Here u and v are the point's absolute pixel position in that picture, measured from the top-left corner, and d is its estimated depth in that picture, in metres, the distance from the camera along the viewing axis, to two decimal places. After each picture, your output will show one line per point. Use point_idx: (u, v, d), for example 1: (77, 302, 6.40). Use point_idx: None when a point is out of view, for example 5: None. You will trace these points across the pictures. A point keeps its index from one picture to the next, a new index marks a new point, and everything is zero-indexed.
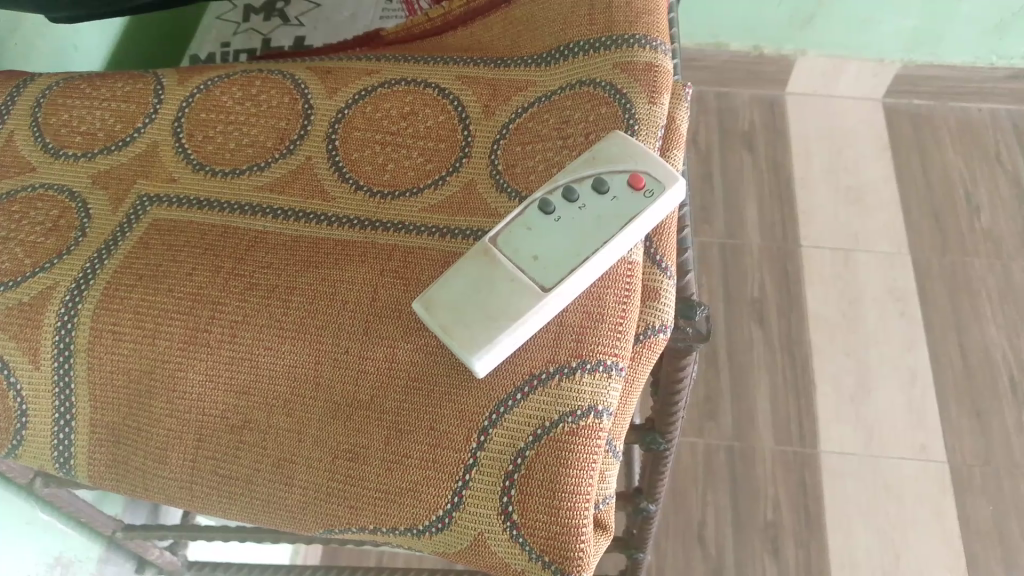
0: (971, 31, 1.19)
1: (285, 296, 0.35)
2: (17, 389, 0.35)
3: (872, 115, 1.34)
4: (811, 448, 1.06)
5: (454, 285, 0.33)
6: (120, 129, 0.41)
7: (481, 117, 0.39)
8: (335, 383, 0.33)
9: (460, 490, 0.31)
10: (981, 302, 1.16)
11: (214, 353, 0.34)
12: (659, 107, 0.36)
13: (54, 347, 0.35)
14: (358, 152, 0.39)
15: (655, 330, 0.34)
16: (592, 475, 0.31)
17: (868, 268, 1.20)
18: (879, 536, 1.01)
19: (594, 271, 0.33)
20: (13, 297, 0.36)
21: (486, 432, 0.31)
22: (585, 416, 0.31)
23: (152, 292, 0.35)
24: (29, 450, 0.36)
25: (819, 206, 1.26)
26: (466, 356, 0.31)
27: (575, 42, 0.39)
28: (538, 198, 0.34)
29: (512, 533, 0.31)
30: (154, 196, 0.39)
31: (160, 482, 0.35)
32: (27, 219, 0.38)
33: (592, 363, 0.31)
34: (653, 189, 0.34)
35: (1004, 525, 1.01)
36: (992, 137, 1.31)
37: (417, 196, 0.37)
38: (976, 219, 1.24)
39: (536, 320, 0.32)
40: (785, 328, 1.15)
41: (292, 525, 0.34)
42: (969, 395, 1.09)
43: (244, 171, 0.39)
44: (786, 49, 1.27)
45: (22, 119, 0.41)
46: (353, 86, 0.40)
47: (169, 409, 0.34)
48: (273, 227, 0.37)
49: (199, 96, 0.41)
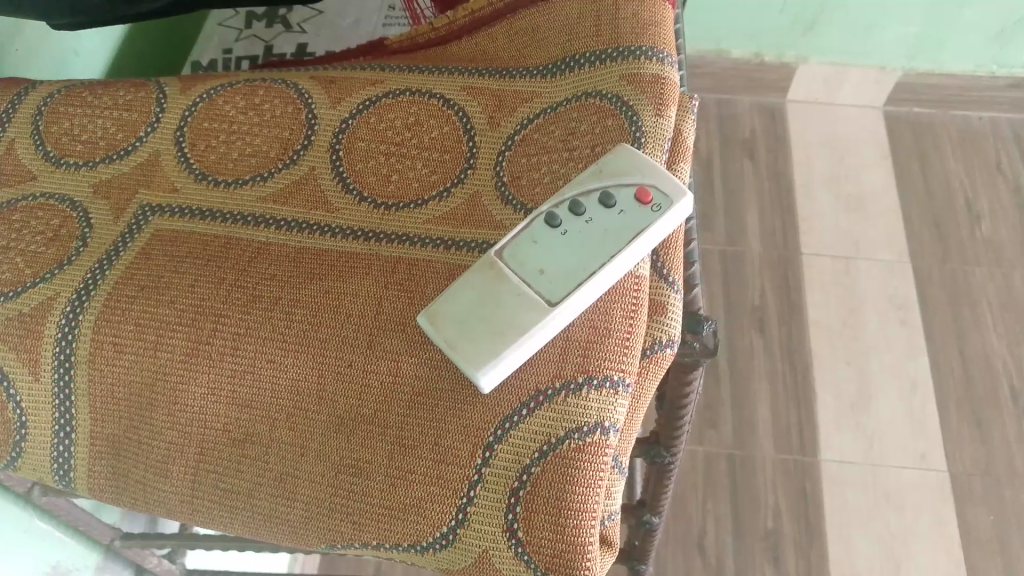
0: (972, 39, 1.19)
1: (287, 308, 0.34)
2: (16, 401, 0.35)
3: (872, 123, 1.34)
4: (812, 457, 1.06)
5: (459, 300, 0.33)
6: (122, 138, 0.40)
7: (486, 128, 0.38)
8: (338, 397, 0.33)
9: (464, 507, 0.31)
10: (981, 310, 1.16)
11: (216, 365, 0.33)
12: (665, 120, 0.36)
13: (55, 359, 0.35)
14: (362, 163, 0.38)
15: (662, 345, 0.34)
16: (598, 491, 0.30)
17: (868, 275, 1.20)
18: (880, 545, 1.00)
19: (601, 285, 0.32)
20: (14, 308, 0.36)
21: (490, 448, 0.31)
22: (591, 432, 0.31)
23: (153, 304, 0.35)
24: (28, 462, 0.36)
25: (820, 213, 1.26)
26: (470, 370, 0.31)
27: (582, 53, 0.38)
28: (544, 211, 0.34)
29: (517, 551, 0.30)
30: (156, 207, 0.39)
31: (161, 495, 0.34)
32: (28, 228, 0.38)
33: (599, 379, 0.31)
34: (661, 203, 0.34)
35: (1005, 535, 1.00)
36: (992, 145, 1.31)
37: (421, 208, 0.37)
38: (977, 227, 1.23)
39: (542, 335, 0.31)
40: (786, 335, 1.15)
41: (294, 540, 0.33)
42: (970, 403, 1.09)
43: (247, 182, 0.39)
44: (788, 56, 1.27)
45: (23, 127, 0.41)
46: (357, 96, 0.40)
47: (170, 422, 0.34)
48: (277, 239, 0.37)
49: (202, 105, 0.41)
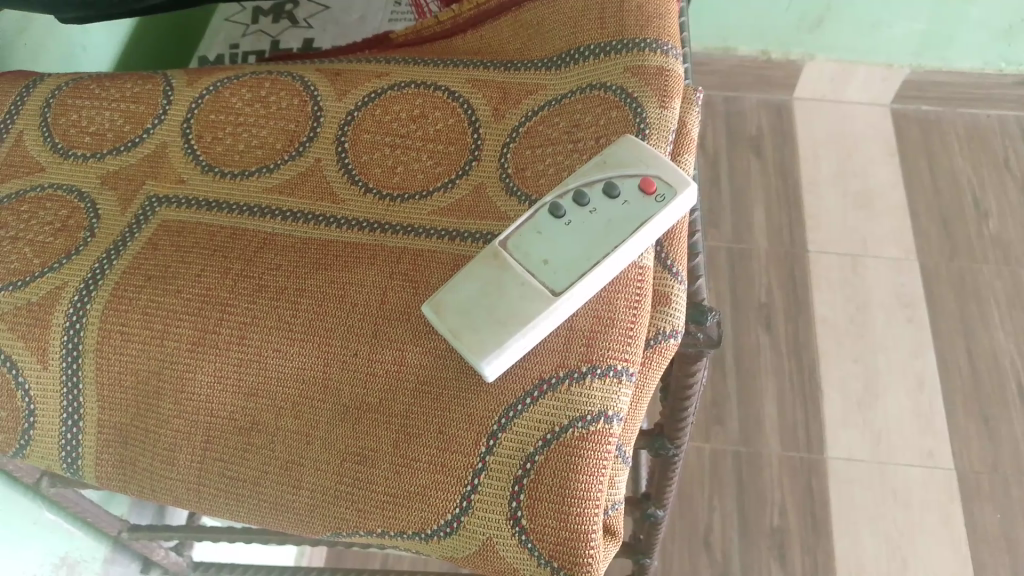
0: (980, 36, 1.18)
1: (293, 298, 0.35)
2: (24, 389, 0.35)
3: (879, 120, 1.34)
4: (818, 455, 1.05)
5: (464, 290, 0.33)
6: (129, 130, 0.41)
7: (491, 120, 0.38)
8: (343, 387, 0.33)
9: (468, 495, 0.31)
10: (989, 307, 1.16)
11: (222, 354, 0.34)
12: (670, 111, 0.36)
13: (63, 348, 0.35)
14: (368, 155, 0.39)
15: (665, 335, 0.34)
16: (601, 480, 0.30)
17: (875, 272, 1.19)
18: (887, 544, 1.00)
19: (606, 274, 0.32)
20: (23, 297, 0.36)
21: (494, 436, 0.31)
22: (595, 421, 0.31)
23: (159, 294, 0.35)
24: (36, 450, 0.36)
25: (826, 209, 1.25)
26: (475, 360, 0.31)
27: (586, 45, 0.38)
28: (548, 202, 0.34)
29: (520, 539, 0.31)
30: (163, 198, 0.39)
31: (168, 483, 0.34)
32: (36, 219, 0.38)
33: (602, 368, 0.31)
34: (665, 193, 0.34)
35: (1012, 533, 1.00)
36: (1000, 142, 1.31)
37: (426, 199, 0.37)
38: (985, 224, 1.23)
39: (546, 324, 0.31)
40: (792, 332, 1.15)
41: (298, 528, 0.33)
42: (977, 401, 1.08)
43: (253, 173, 0.39)
44: (794, 53, 1.27)
45: (31, 119, 0.41)
46: (362, 88, 0.40)
47: (176, 410, 0.34)
48: (282, 229, 0.37)
49: (209, 98, 0.41)
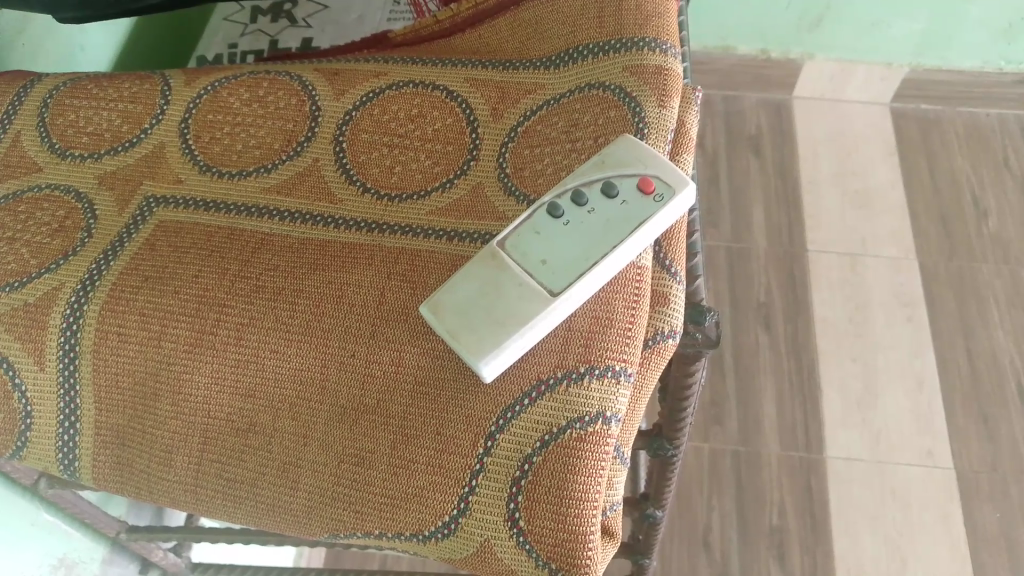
0: (979, 35, 1.18)
1: (291, 298, 0.34)
2: (22, 391, 0.35)
3: (879, 119, 1.34)
4: (817, 455, 1.05)
5: (462, 290, 0.33)
6: (127, 130, 0.41)
7: (489, 120, 0.38)
8: (340, 388, 0.33)
9: (466, 496, 0.31)
10: (988, 307, 1.16)
11: (220, 355, 0.34)
12: (669, 111, 0.36)
13: (59, 349, 0.35)
14: (366, 155, 0.39)
15: (664, 336, 0.34)
16: (600, 481, 0.30)
17: (875, 271, 1.19)
18: (886, 543, 1.00)
19: (605, 275, 0.32)
20: (20, 298, 0.36)
21: (492, 438, 0.31)
22: (593, 422, 0.31)
23: (156, 295, 0.35)
24: (33, 452, 0.36)
25: (826, 209, 1.25)
26: (472, 360, 0.31)
27: (585, 44, 0.38)
28: (546, 202, 0.34)
29: (518, 540, 0.30)
30: (161, 198, 0.39)
31: (165, 485, 0.34)
32: (33, 220, 0.38)
33: (601, 369, 0.31)
34: (664, 193, 0.33)
35: (1012, 532, 1.00)
36: (1000, 141, 1.31)
37: (424, 199, 0.37)
38: (985, 223, 1.23)
39: (545, 324, 0.31)
40: (792, 331, 1.15)
41: (295, 529, 0.33)
42: (976, 400, 1.08)
43: (250, 173, 0.39)
44: (794, 52, 1.26)
45: (28, 120, 0.41)
46: (360, 88, 0.40)
47: (174, 411, 0.34)
48: (280, 230, 0.37)
49: (207, 98, 0.41)
